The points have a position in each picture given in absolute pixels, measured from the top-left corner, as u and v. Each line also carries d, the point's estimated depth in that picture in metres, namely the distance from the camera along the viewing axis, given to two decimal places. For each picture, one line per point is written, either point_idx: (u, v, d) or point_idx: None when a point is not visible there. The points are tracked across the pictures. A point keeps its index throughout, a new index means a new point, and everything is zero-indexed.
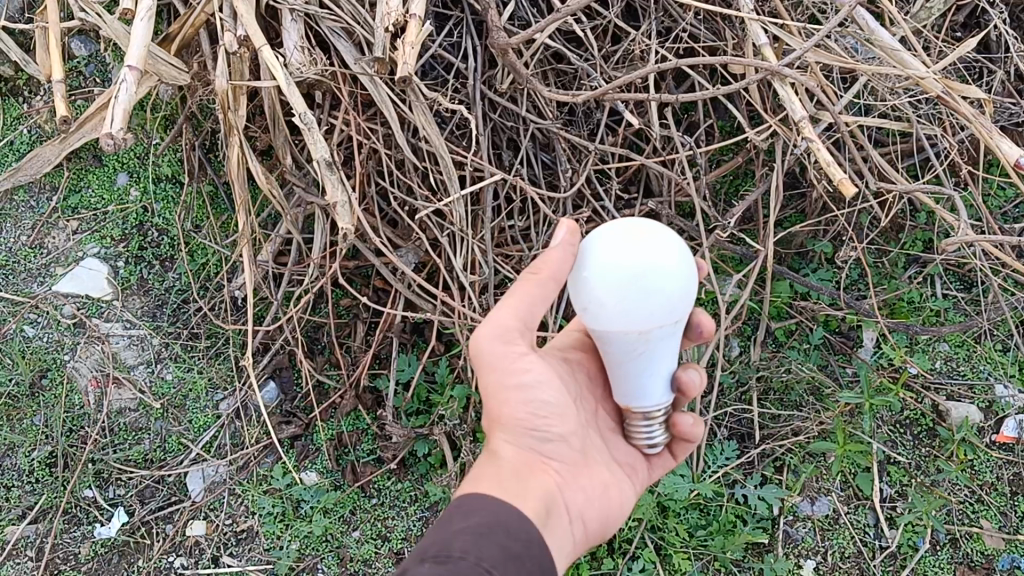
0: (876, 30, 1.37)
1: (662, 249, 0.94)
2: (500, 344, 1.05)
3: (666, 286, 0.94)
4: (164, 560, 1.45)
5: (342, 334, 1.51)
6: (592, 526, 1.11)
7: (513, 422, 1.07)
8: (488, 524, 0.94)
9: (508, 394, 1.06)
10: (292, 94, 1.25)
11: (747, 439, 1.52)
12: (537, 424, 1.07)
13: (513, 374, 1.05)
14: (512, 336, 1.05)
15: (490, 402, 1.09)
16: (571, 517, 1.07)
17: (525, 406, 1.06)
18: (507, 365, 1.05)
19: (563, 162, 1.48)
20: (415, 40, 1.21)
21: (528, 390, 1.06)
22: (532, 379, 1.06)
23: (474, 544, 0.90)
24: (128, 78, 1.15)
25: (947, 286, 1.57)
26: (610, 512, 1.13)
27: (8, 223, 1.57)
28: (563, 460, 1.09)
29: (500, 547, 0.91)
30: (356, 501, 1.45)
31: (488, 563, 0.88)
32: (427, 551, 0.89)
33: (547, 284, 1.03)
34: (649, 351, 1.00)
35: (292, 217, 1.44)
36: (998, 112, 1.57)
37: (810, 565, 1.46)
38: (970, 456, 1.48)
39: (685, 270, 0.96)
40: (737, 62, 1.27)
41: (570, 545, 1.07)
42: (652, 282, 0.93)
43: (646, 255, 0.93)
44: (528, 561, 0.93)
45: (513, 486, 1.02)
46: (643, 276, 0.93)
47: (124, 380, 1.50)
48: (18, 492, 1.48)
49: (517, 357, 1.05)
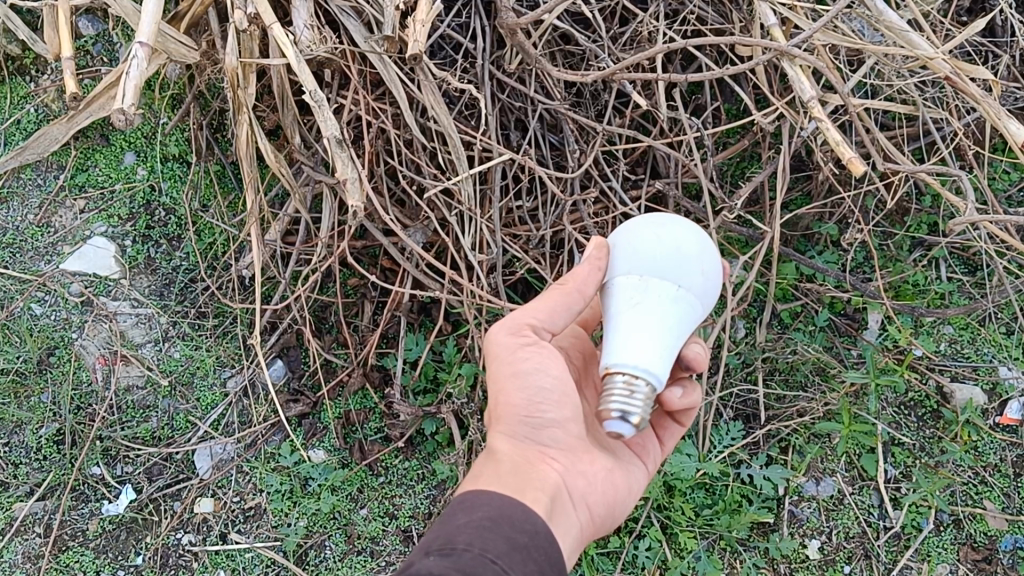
0: (885, 11, 1.33)
1: (684, 226, 1.03)
2: (510, 336, 1.06)
3: (677, 242, 1.00)
4: (172, 537, 1.45)
5: (349, 312, 1.53)
6: (600, 509, 1.12)
7: (510, 412, 1.07)
8: (495, 518, 0.95)
9: (509, 386, 1.06)
10: (302, 71, 1.23)
11: (753, 420, 1.53)
12: (539, 411, 1.06)
13: (516, 364, 1.05)
14: (521, 328, 1.06)
15: (493, 397, 1.09)
16: (576, 504, 1.08)
17: (526, 394, 1.05)
18: (512, 357, 1.05)
19: (572, 142, 1.48)
20: (426, 18, 1.20)
21: (530, 380, 1.05)
22: (534, 368, 1.05)
23: (478, 537, 0.92)
24: (139, 54, 1.12)
25: (952, 269, 1.58)
26: (617, 493, 1.15)
27: (15, 202, 1.57)
28: (563, 447, 1.09)
29: (506, 539, 0.93)
30: (364, 479, 1.46)
31: (494, 554, 0.90)
32: (431, 544, 0.91)
33: (572, 295, 1.06)
34: (636, 299, 0.99)
35: (300, 196, 1.44)
36: (1004, 96, 1.59)
37: (815, 544, 1.46)
38: (975, 437, 1.49)
39: (702, 249, 1.01)
40: (746, 42, 1.25)
41: (578, 531, 1.08)
42: (664, 231, 1.01)
43: (670, 221, 1.04)
44: (534, 552, 0.94)
45: (514, 478, 1.02)
46: (659, 226, 1.02)
47: (131, 358, 1.51)
48: (25, 469, 1.48)
49: (523, 348, 1.05)
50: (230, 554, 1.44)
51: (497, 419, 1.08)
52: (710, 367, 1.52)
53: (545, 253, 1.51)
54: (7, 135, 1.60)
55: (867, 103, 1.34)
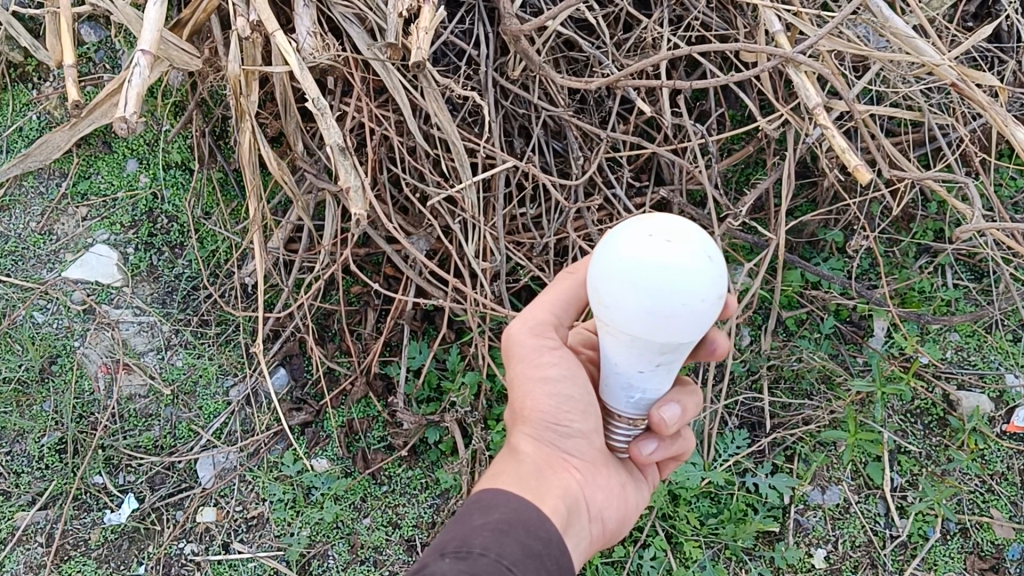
0: (890, 18, 1.30)
1: (672, 262, 0.81)
2: (531, 335, 1.05)
3: (642, 295, 0.83)
4: (174, 546, 1.45)
5: (352, 320, 1.52)
6: (611, 523, 1.12)
7: (538, 417, 1.06)
8: (511, 522, 0.94)
9: (538, 390, 1.05)
10: (304, 78, 1.21)
11: (758, 428, 1.52)
12: (563, 418, 1.05)
13: (544, 368, 1.04)
14: (545, 329, 1.05)
15: (516, 400, 1.08)
16: (590, 515, 1.08)
17: (551, 399, 1.05)
18: (539, 359, 1.04)
19: (575, 149, 1.47)
20: (429, 25, 1.19)
21: (558, 386, 1.04)
22: (562, 372, 1.04)
23: (495, 541, 0.90)
24: (141, 62, 1.12)
25: (958, 276, 1.57)
26: (627, 509, 1.16)
27: (17, 209, 1.57)
28: (584, 458, 1.09)
29: (521, 545, 0.91)
30: (366, 488, 1.46)
31: (508, 561, 0.88)
32: (448, 545, 0.90)
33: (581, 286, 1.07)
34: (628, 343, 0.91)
35: (303, 203, 1.43)
36: (1010, 102, 1.58)
37: (821, 553, 1.45)
38: (981, 445, 1.48)
39: (676, 303, 0.82)
40: (751, 48, 1.23)
41: (588, 543, 1.09)
42: (630, 275, 0.83)
43: (658, 246, 0.82)
44: (548, 561, 0.93)
45: (535, 483, 1.02)
46: (627, 266, 0.83)
47: (133, 366, 1.50)
48: (27, 478, 1.48)
49: (547, 351, 1.04)
50: (233, 564, 1.44)
51: (519, 422, 1.07)
52: (714, 375, 1.52)
53: (549, 261, 1.50)
54: (9, 143, 1.60)
55: (873, 109, 1.32)
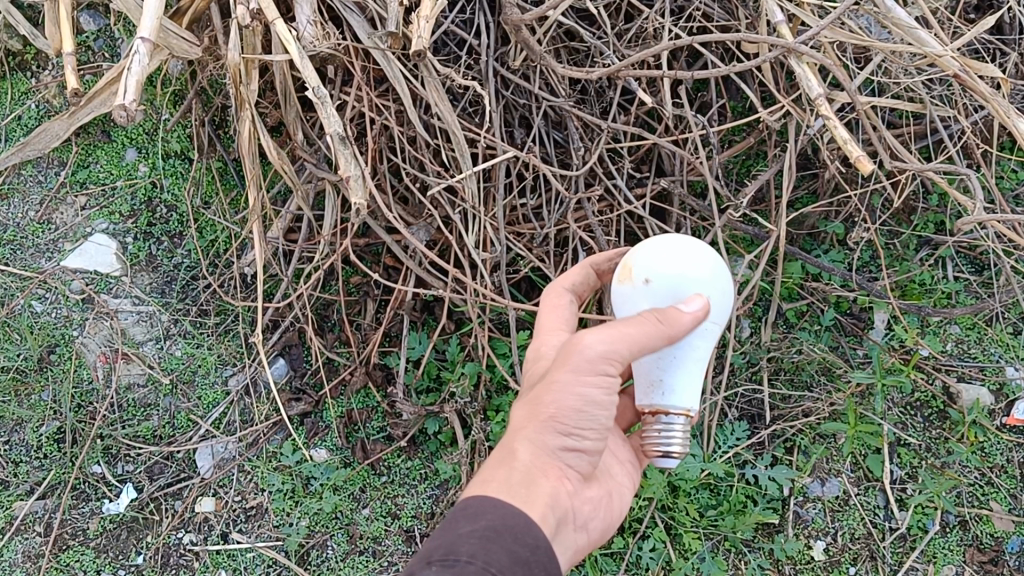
0: (892, 9, 1.30)
1: (700, 254, 1.00)
2: (595, 355, 0.92)
3: None
4: (174, 536, 1.45)
5: (352, 311, 1.52)
6: (596, 532, 1.07)
7: (550, 427, 0.94)
8: (500, 528, 0.88)
9: (563, 407, 0.93)
10: (306, 68, 1.20)
11: (758, 420, 1.52)
12: (578, 434, 0.96)
13: (582, 385, 0.92)
14: (611, 354, 0.91)
15: (533, 401, 0.96)
16: (577, 525, 1.02)
17: (575, 416, 0.94)
18: (586, 369, 0.92)
19: (576, 140, 1.47)
20: (430, 14, 1.18)
21: (586, 408, 0.93)
22: (596, 395, 0.93)
23: (482, 549, 0.85)
24: (140, 50, 1.10)
25: (958, 268, 1.57)
26: (609, 520, 1.10)
27: (16, 198, 1.56)
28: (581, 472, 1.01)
29: (508, 552, 0.86)
30: (366, 478, 1.45)
31: (496, 568, 0.83)
32: (433, 553, 0.85)
33: (658, 335, 0.93)
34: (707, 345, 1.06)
35: (303, 192, 1.42)
36: (1013, 94, 1.58)
37: (820, 545, 1.45)
38: (981, 438, 1.47)
39: None
40: (753, 38, 1.21)
41: (572, 554, 1.03)
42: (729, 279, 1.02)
43: (684, 259, 0.98)
44: (537, 567, 0.88)
45: (534, 492, 0.93)
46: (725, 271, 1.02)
47: (133, 356, 1.50)
48: (26, 467, 1.48)
49: (598, 371, 0.92)
50: (232, 554, 1.44)
51: (526, 424, 0.96)
52: (714, 366, 1.51)
53: (549, 252, 1.50)
54: (8, 131, 1.59)
55: (875, 101, 1.31)
